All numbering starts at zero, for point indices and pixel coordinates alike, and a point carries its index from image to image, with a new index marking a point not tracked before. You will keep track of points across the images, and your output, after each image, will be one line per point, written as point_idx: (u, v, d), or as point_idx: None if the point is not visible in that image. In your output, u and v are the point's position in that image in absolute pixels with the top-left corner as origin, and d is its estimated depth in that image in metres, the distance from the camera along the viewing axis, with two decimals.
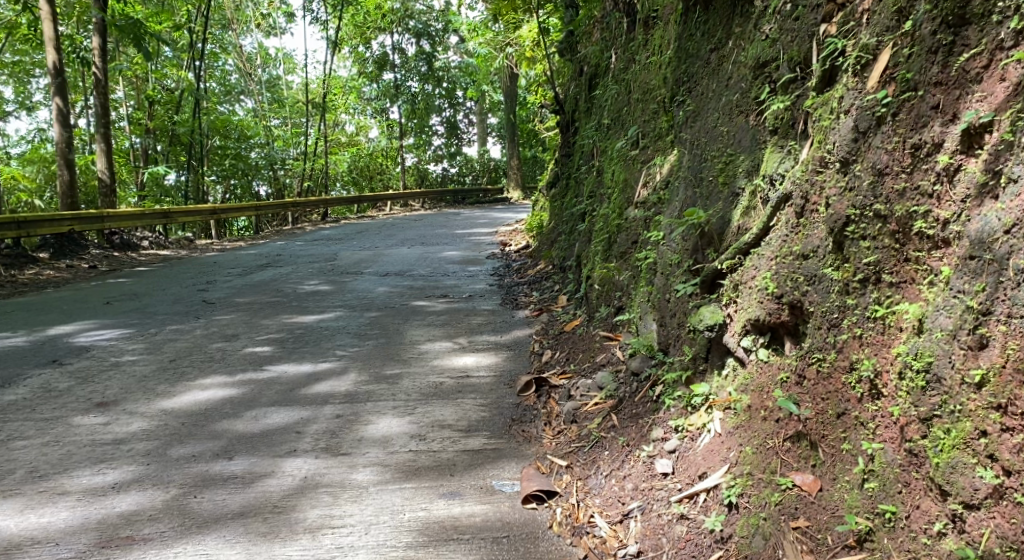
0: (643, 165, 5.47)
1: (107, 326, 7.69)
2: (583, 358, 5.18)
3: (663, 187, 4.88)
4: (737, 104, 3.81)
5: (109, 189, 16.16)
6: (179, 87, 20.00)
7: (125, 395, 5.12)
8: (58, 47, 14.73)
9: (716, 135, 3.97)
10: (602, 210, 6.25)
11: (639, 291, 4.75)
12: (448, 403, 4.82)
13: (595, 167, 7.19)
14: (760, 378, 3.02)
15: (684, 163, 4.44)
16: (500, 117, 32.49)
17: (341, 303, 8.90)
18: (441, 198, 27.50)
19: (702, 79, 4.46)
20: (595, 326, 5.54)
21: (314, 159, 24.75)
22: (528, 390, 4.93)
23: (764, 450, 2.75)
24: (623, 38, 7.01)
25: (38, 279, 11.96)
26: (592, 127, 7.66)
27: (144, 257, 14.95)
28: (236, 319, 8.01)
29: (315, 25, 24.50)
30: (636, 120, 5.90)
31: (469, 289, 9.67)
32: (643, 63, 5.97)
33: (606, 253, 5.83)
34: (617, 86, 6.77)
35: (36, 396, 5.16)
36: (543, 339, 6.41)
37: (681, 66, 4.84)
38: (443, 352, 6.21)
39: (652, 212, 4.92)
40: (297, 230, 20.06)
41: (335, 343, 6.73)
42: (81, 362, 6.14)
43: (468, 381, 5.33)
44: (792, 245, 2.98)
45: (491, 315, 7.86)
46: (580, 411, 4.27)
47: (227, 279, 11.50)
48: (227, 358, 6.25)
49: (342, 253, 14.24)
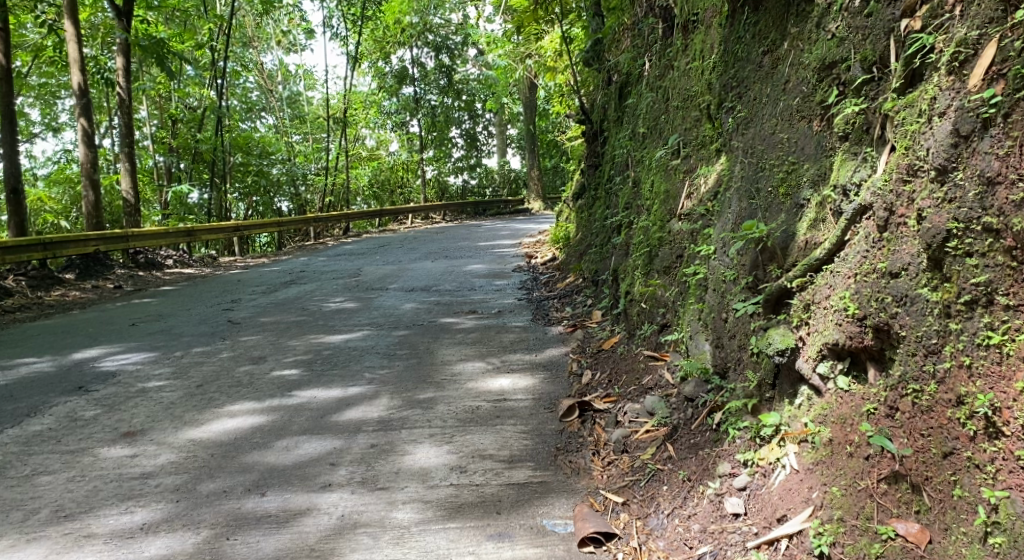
0: (686, 175, 5.22)
1: (133, 349, 7.53)
2: (627, 380, 4.92)
3: (711, 199, 4.62)
4: (797, 109, 3.56)
5: (134, 209, 16.17)
6: (202, 105, 20.08)
7: (152, 424, 4.92)
8: (83, 68, 14.78)
9: (774, 142, 3.71)
10: (640, 222, 5.99)
11: (688, 309, 4.49)
12: (487, 429, 4.56)
13: (630, 178, 6.94)
14: (841, 409, 2.78)
15: (735, 173, 4.19)
16: (519, 128, 32.38)
17: (368, 321, 8.70)
18: (462, 210, 27.37)
19: (755, 83, 4.20)
20: (637, 345, 5.29)
21: (336, 174, 24.74)
22: (571, 415, 4.67)
23: (855, 491, 2.55)
24: (658, 45, 6.77)
25: (64, 300, 11.91)
26: (625, 136, 7.42)
27: (169, 276, 14.89)
28: (263, 340, 7.84)
29: (335, 41, 24.55)
30: (676, 128, 5.65)
31: (498, 305, 9.43)
32: (682, 69, 5.73)
33: (647, 268, 5.57)
34: (653, 94, 6.53)
35: (62, 426, 4.97)
36: (581, 358, 6.15)
37: (729, 71, 4.60)
38: (477, 373, 5.96)
39: (700, 225, 4.66)
40: (320, 245, 19.95)
41: (365, 365, 6.51)
42: (108, 389, 5.96)
43: (506, 406, 5.07)
44: (875, 262, 2.75)
45: (523, 331, 7.63)
46: (630, 439, 4.02)
47: (253, 298, 11.36)
48: (255, 383, 6.05)
49: (367, 268, 14.09)
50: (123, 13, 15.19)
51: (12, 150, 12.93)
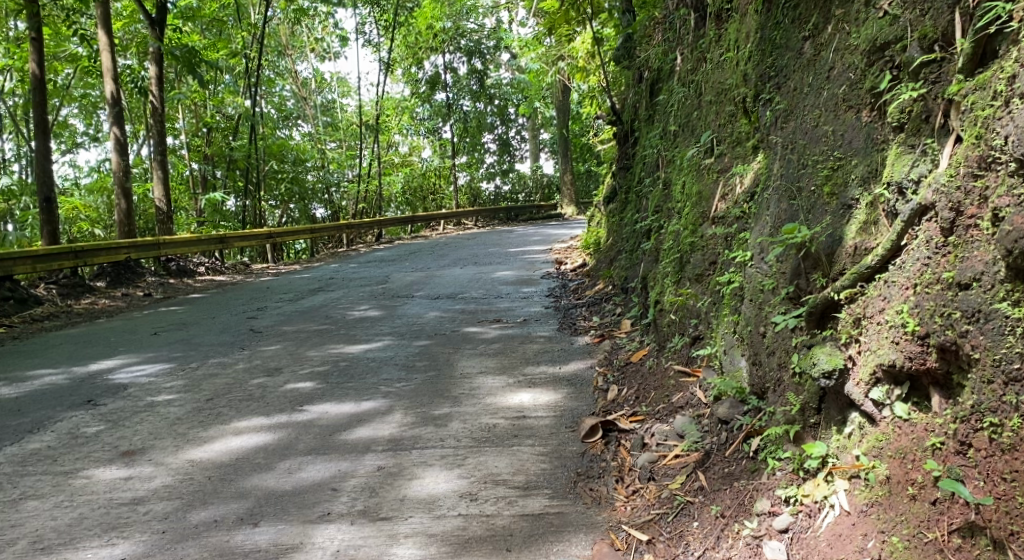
0: (720, 175, 4.83)
1: (148, 361, 7.35)
2: (655, 398, 4.56)
3: (747, 200, 4.24)
4: (843, 97, 3.19)
5: (166, 216, 16.18)
6: (236, 114, 20.14)
7: (152, 442, 4.69)
8: (115, 78, 14.80)
9: (818, 136, 3.32)
10: (671, 225, 5.61)
11: (723, 321, 4.13)
12: (502, 452, 4.23)
13: (661, 179, 6.57)
14: (900, 442, 2.39)
15: (773, 171, 3.81)
16: (553, 132, 32.07)
17: (389, 330, 8.44)
18: (495, 215, 27.12)
19: (795, 72, 3.81)
20: (668, 359, 4.93)
21: (369, 180, 24.69)
22: (594, 436, 4.33)
23: (921, 544, 2.17)
24: (690, 38, 6.41)
25: (93, 309, 11.87)
26: (656, 135, 7.05)
27: (198, 283, 14.86)
28: (281, 350, 7.61)
29: (368, 48, 24.55)
30: (709, 125, 5.26)
31: (524, 313, 9.09)
32: (716, 61, 5.36)
33: (678, 275, 5.18)
34: (685, 90, 6.15)
35: (62, 444, 4.76)
36: (608, 372, 5.77)
37: (766, 60, 4.21)
38: (497, 387, 5.63)
39: (735, 228, 4.28)
40: (352, 252, 19.84)
41: (381, 377, 6.22)
42: (116, 403, 5.76)
43: (525, 424, 4.72)
44: (939, 270, 2.37)
45: (548, 341, 7.29)
46: (658, 465, 3.68)
47: (278, 306, 11.19)
48: (266, 396, 5.80)
49: (395, 275, 13.87)
50: (156, 22, 15.16)
51: (45, 160, 12.96)
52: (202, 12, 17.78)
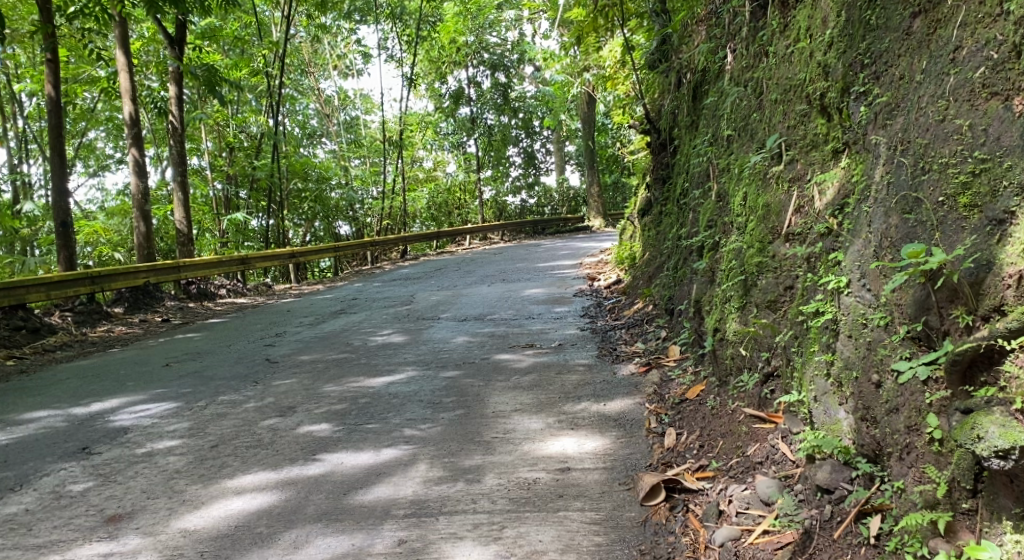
0: (793, 184, 4.13)
1: (154, 399, 6.76)
2: (725, 447, 3.90)
3: (835, 213, 3.53)
4: (982, 82, 2.58)
5: (187, 238, 15.66)
6: (258, 133, 19.72)
7: (143, 504, 4.08)
8: (133, 99, 14.34)
9: (946, 132, 2.68)
10: (729, 242, 4.89)
11: (809, 360, 3.43)
12: (547, 519, 3.57)
13: (713, 191, 5.88)
14: None
15: (876, 180, 3.14)
16: (577, 144, 31.38)
17: (414, 359, 7.80)
18: (521, 228, 26.47)
19: (901, 57, 3.18)
20: (734, 398, 4.25)
21: (394, 197, 24.14)
22: (656, 499, 3.66)
23: None
24: (744, 32, 5.74)
25: (109, 337, 11.37)
26: (705, 140, 6.35)
27: (219, 307, 14.35)
28: (296, 385, 6.98)
29: (391, 63, 24.18)
30: (774, 126, 4.56)
31: (558, 336, 8.40)
32: (781, 54, 4.69)
33: (742, 302, 4.45)
34: (740, 91, 5.46)
35: (41, 507, 4.16)
36: (661, 410, 5.07)
37: (858, 45, 3.56)
38: (535, 430, 4.94)
39: (821, 248, 3.58)
40: (377, 270, 19.25)
41: (405, 417, 5.56)
42: (112, 452, 5.15)
43: (571, 480, 4.03)
44: None
45: (588, 371, 6.59)
46: (743, 546, 3.06)
47: (297, 331, 10.59)
48: (278, 441, 5.18)
49: (420, 295, 13.25)
50: (174, 41, 14.86)
51: (62, 185, 12.55)
52: (224, 31, 17.39)
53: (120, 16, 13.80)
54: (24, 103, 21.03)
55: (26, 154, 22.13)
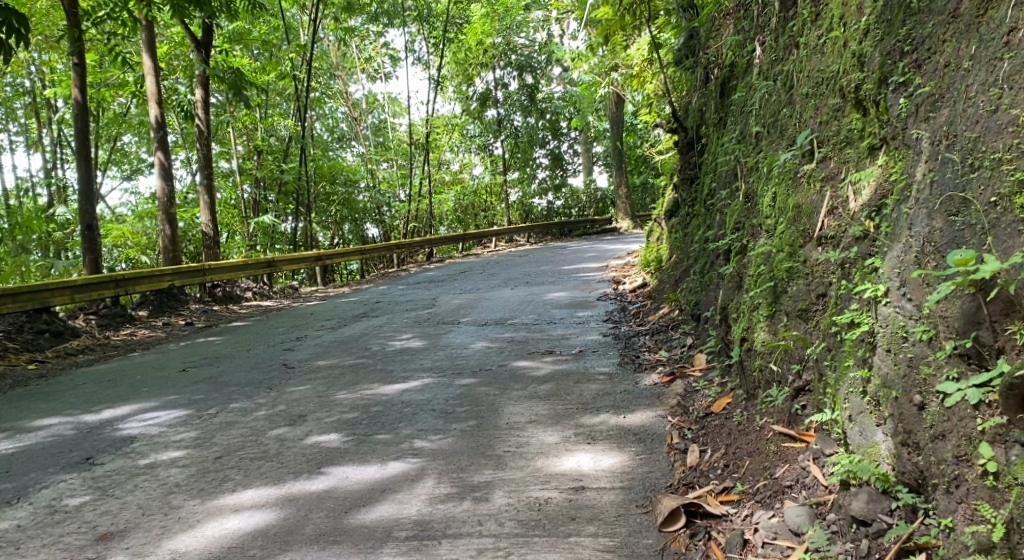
0: (826, 184, 3.83)
1: (165, 406, 6.63)
2: (751, 467, 3.62)
3: (873, 215, 3.24)
4: None
5: (213, 241, 15.63)
6: (286, 136, 19.70)
7: (138, 521, 3.91)
8: (160, 103, 14.32)
9: (1000, 124, 2.40)
10: (757, 245, 4.59)
11: (843, 375, 3.14)
12: (556, 546, 3.32)
13: (740, 192, 5.58)
14: None
15: (918, 178, 2.85)
16: (606, 145, 31.01)
17: (430, 365, 7.58)
18: (547, 231, 26.20)
19: (946, 43, 2.91)
20: (762, 413, 3.96)
21: (421, 200, 23.99)
22: (675, 525, 3.39)
23: None
24: (773, 23, 5.44)
25: (131, 340, 11.34)
26: (732, 138, 6.05)
27: (242, 310, 14.28)
28: (309, 392, 6.80)
29: (418, 66, 24.10)
30: (806, 122, 4.25)
31: (580, 342, 8.14)
32: (813, 44, 4.38)
33: (771, 310, 4.15)
34: (769, 85, 5.17)
35: (34, 523, 4.01)
36: (684, 423, 4.78)
37: (898, 30, 3.28)
38: (551, 444, 4.68)
39: (856, 252, 3.29)
40: (402, 273, 19.12)
41: (416, 428, 5.34)
42: (115, 463, 5.01)
43: (584, 501, 3.77)
44: None
45: (610, 380, 6.32)
46: None
47: (317, 336, 10.43)
48: (284, 453, 4.99)
49: (442, 298, 13.05)
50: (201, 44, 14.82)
51: (89, 189, 12.56)
52: (252, 34, 17.37)
53: (147, 21, 13.80)
54: (58, 109, 21.26)
55: (59, 159, 22.39)
